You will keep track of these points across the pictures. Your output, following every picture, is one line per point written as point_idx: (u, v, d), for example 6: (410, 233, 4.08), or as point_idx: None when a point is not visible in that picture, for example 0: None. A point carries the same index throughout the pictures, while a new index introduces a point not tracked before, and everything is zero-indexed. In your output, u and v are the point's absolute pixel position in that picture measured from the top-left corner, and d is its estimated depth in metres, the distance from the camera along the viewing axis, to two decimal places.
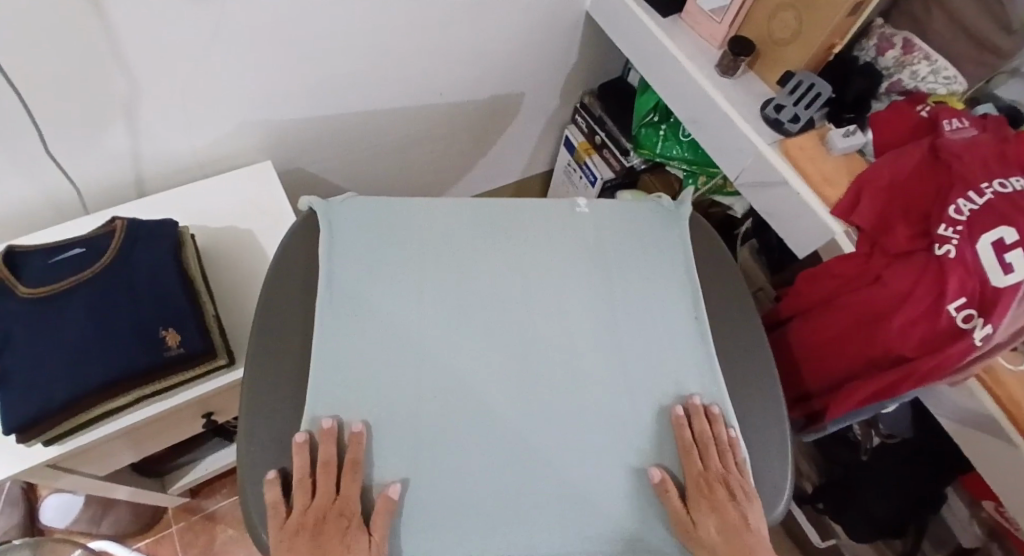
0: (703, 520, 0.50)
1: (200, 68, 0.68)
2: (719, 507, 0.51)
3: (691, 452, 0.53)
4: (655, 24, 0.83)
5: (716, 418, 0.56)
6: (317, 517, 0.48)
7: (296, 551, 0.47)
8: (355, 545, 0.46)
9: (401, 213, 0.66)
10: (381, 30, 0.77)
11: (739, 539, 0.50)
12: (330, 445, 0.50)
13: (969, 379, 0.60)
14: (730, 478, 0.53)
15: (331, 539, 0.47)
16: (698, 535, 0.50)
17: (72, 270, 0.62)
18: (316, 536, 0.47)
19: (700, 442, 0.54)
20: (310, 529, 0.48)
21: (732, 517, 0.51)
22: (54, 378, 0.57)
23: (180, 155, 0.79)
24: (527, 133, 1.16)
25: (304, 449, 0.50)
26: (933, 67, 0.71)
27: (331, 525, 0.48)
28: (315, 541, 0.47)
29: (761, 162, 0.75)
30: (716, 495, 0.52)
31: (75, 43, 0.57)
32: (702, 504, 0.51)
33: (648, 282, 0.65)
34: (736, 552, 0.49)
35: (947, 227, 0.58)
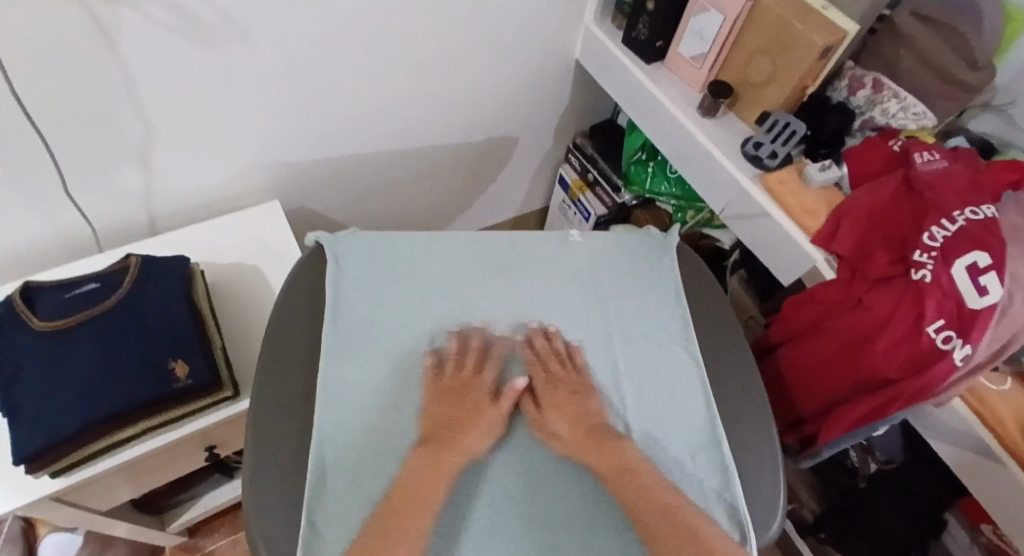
0: (553, 417, 0.58)
1: (211, 109, 0.72)
2: (561, 405, 0.59)
3: (537, 361, 0.61)
4: (640, 69, 0.89)
5: (553, 334, 0.64)
6: (469, 386, 0.59)
7: (477, 413, 0.57)
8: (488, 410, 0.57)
9: (402, 247, 0.69)
10: (383, 75, 0.82)
11: (583, 427, 0.57)
12: (472, 340, 0.62)
13: (954, 399, 0.62)
14: (574, 384, 0.60)
15: (466, 406, 0.57)
16: (546, 429, 0.57)
17: (86, 304, 0.64)
18: (450, 406, 0.58)
19: (540, 355, 0.62)
20: (453, 397, 0.58)
21: (578, 413, 0.58)
22: (65, 408, 0.59)
23: (189, 194, 0.83)
24: (523, 172, 1.21)
25: (459, 340, 0.62)
26: (903, 104, 0.77)
27: (470, 397, 0.58)
28: (455, 403, 0.58)
29: (744, 195, 0.79)
30: (559, 396, 0.59)
31: (93, 82, 0.61)
32: (551, 403, 0.59)
33: (640, 310, 0.68)
34: (581, 438, 0.56)
35: (922, 253, 0.61)
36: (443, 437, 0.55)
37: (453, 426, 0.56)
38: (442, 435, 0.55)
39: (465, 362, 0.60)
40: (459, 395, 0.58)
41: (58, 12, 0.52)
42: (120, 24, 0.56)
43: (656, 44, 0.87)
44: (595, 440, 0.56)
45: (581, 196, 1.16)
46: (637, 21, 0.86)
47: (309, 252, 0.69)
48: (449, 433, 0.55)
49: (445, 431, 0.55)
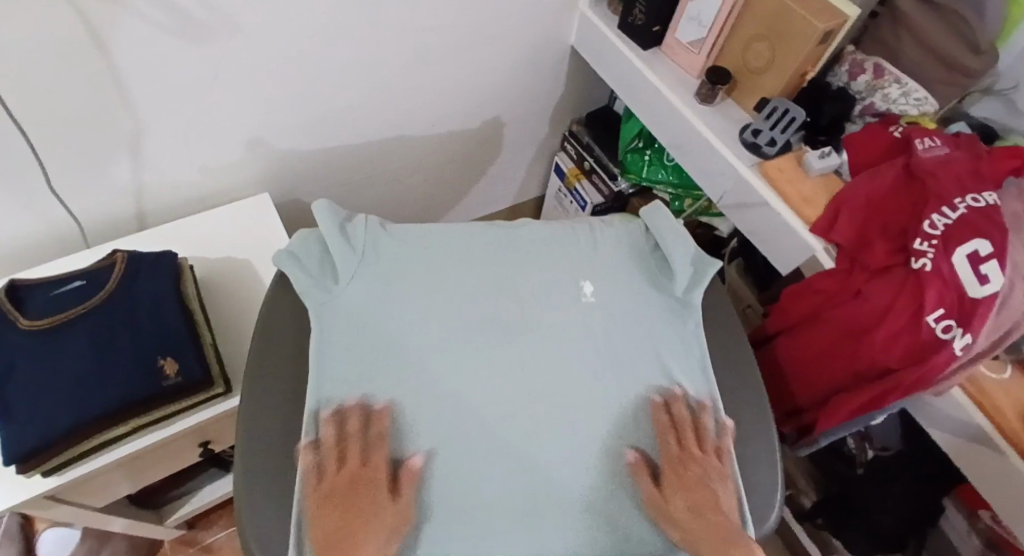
0: (675, 499, 0.51)
1: (202, 104, 0.71)
2: (692, 487, 0.53)
3: (669, 433, 0.55)
4: (636, 55, 0.87)
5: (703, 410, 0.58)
6: (347, 481, 0.49)
7: (328, 513, 0.48)
8: (383, 507, 0.48)
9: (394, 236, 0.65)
10: (377, 65, 0.81)
11: (712, 516, 0.51)
12: (355, 420, 0.52)
13: (953, 388, 0.61)
14: (706, 465, 0.55)
15: (360, 505, 0.48)
16: (671, 511, 0.51)
17: (73, 303, 0.63)
18: (338, 504, 0.48)
19: (678, 426, 0.56)
20: (337, 499, 0.48)
21: (710, 497, 0.52)
22: (55, 408, 0.58)
23: (179, 188, 0.82)
24: (518, 161, 1.19)
25: (329, 424, 0.53)
26: (904, 89, 0.75)
27: (361, 493, 0.48)
28: (342, 507, 0.48)
29: (742, 184, 0.77)
30: (689, 476, 0.53)
31: (80, 79, 0.59)
32: (672, 485, 0.52)
33: (645, 307, 0.63)
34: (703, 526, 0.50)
35: (923, 241, 0.60)
36: (346, 555, 0.45)
37: (354, 532, 0.46)
38: (332, 542, 0.46)
39: (348, 450, 0.51)
40: (346, 494, 0.49)
41: (47, 12, 0.51)
42: (108, 21, 0.55)
43: (653, 29, 0.85)
44: (711, 529, 0.49)
45: (577, 185, 1.14)
46: (634, 6, 0.84)
47: (280, 267, 0.62)
48: (343, 552, 0.45)
49: (340, 548, 0.45)
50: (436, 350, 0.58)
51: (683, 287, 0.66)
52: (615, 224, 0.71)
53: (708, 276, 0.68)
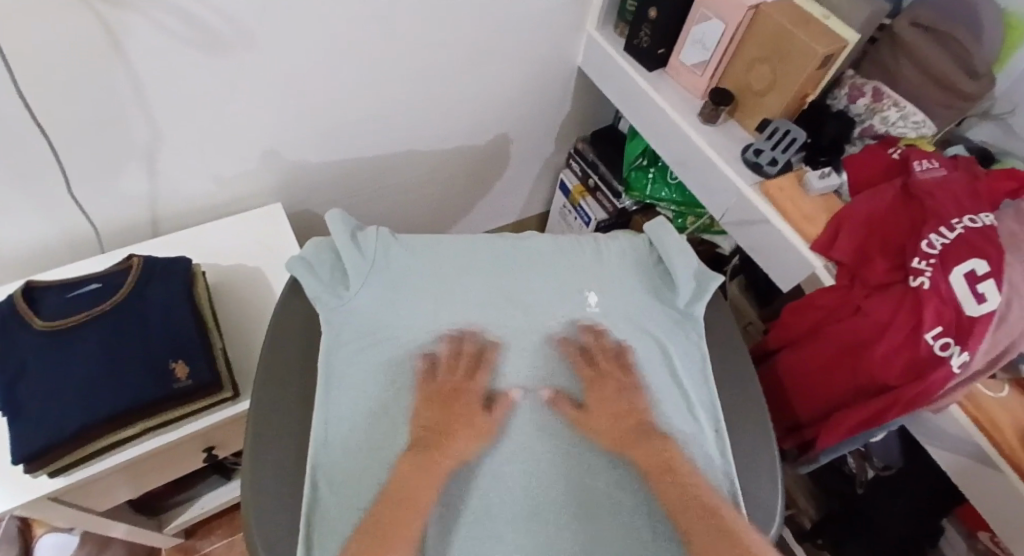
0: (596, 413, 0.57)
1: (220, 114, 0.73)
2: (610, 400, 0.58)
3: (580, 356, 0.60)
4: (641, 76, 0.90)
5: (604, 332, 0.63)
6: (454, 392, 0.57)
7: (429, 413, 0.55)
8: (479, 416, 0.56)
9: (400, 245, 0.66)
10: (390, 81, 0.83)
11: (623, 423, 0.57)
12: (472, 344, 0.60)
13: (952, 405, 0.62)
14: (621, 382, 0.60)
15: (461, 412, 0.55)
16: (593, 424, 0.56)
17: (89, 304, 0.64)
18: (438, 413, 0.55)
19: (590, 351, 0.61)
20: (438, 403, 0.56)
21: (622, 409, 0.58)
22: (66, 406, 0.59)
23: (193, 197, 0.84)
24: (524, 177, 1.21)
25: (451, 343, 0.60)
26: (903, 113, 0.77)
27: (462, 402, 0.56)
28: (439, 410, 0.56)
29: (744, 202, 0.79)
30: (606, 390, 0.59)
31: (104, 86, 0.62)
32: (595, 399, 0.58)
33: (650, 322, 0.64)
34: (629, 436, 0.56)
35: (921, 260, 0.61)
36: (444, 445, 0.53)
37: (442, 436, 0.54)
38: (430, 437, 0.54)
39: (458, 369, 0.58)
40: (449, 403, 0.56)
41: (73, 20, 0.54)
42: (130, 31, 0.57)
43: (658, 51, 0.88)
44: (635, 436, 0.56)
45: (581, 201, 1.16)
46: (639, 28, 0.87)
47: (294, 275, 0.62)
48: (433, 441, 0.53)
49: (430, 438, 0.53)
50: (445, 360, 0.59)
51: (686, 303, 0.66)
52: (621, 240, 0.71)
53: (710, 292, 0.67)
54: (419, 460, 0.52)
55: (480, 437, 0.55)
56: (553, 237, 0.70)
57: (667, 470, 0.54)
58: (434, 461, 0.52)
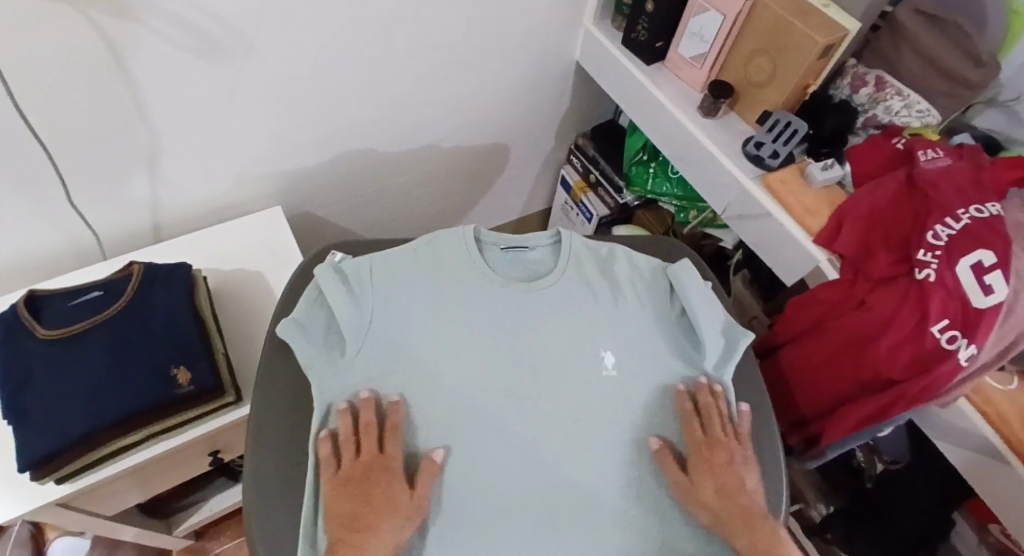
0: (702, 481, 0.56)
1: (217, 120, 0.73)
2: (715, 468, 0.56)
3: (691, 419, 0.59)
4: (640, 70, 0.89)
5: (720, 394, 0.61)
6: (365, 469, 0.54)
7: (346, 496, 0.52)
8: (398, 501, 0.52)
9: (399, 297, 0.62)
10: (387, 82, 0.83)
11: (736, 500, 0.55)
12: (370, 411, 0.56)
13: (959, 399, 0.61)
14: (731, 447, 0.58)
15: (376, 496, 0.52)
16: (694, 493, 0.56)
17: (91, 312, 0.65)
18: (349, 497, 0.52)
19: (702, 411, 0.59)
20: (355, 484, 0.53)
21: (730, 480, 0.56)
22: (71, 415, 0.59)
23: (193, 203, 0.84)
24: (524, 174, 1.20)
25: (347, 415, 0.56)
26: (906, 102, 0.76)
27: (376, 481, 0.53)
28: (363, 494, 0.52)
29: (745, 196, 0.78)
30: (714, 459, 0.57)
31: (102, 97, 0.62)
32: (701, 468, 0.56)
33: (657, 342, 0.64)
34: (733, 511, 0.54)
35: (926, 252, 0.60)
36: (357, 534, 0.50)
37: (366, 523, 0.51)
38: (354, 525, 0.50)
39: (360, 442, 0.55)
40: (361, 484, 0.53)
41: (70, 33, 0.54)
42: (127, 41, 0.57)
43: (656, 44, 0.87)
44: (746, 514, 0.54)
45: (583, 197, 1.15)
46: (636, 22, 0.86)
47: (286, 339, 0.60)
48: (353, 532, 0.50)
49: (354, 527, 0.50)
50: None
51: (712, 365, 0.63)
52: (642, 278, 0.66)
53: (738, 351, 0.64)
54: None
55: (405, 524, 0.52)
56: (565, 277, 0.66)
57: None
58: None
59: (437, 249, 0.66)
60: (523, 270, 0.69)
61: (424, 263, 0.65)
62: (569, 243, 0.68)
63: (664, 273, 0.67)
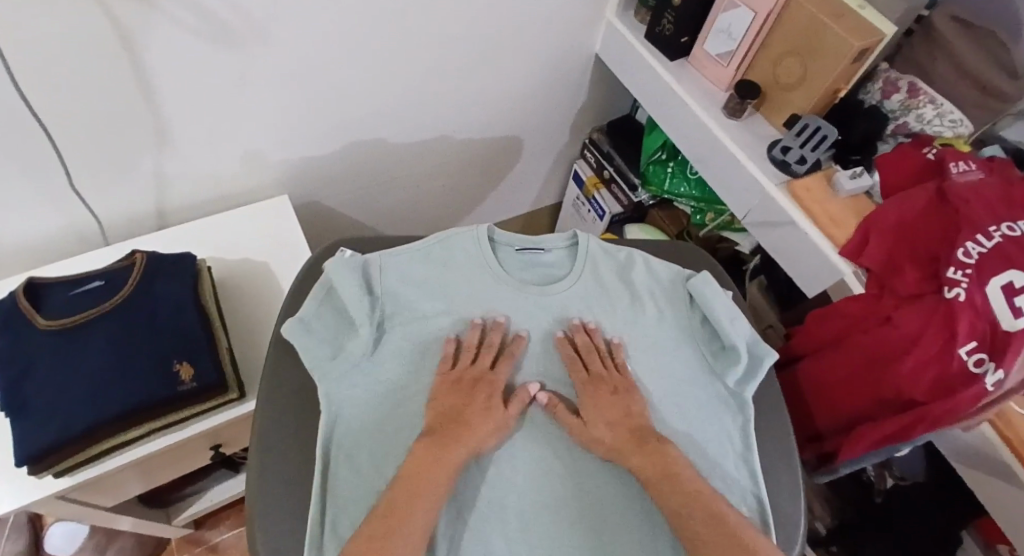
0: (595, 423, 0.56)
1: (227, 107, 0.71)
2: (603, 405, 0.57)
3: (575, 361, 0.60)
4: (663, 66, 0.86)
5: (594, 330, 0.62)
6: (471, 377, 0.58)
7: (450, 394, 0.56)
8: (494, 411, 0.56)
9: (414, 299, 0.62)
10: (403, 71, 0.80)
11: (625, 425, 0.56)
12: (476, 333, 0.60)
13: (982, 423, 0.60)
14: (615, 382, 0.59)
15: (478, 400, 0.56)
16: (591, 434, 0.55)
17: (92, 303, 0.63)
18: (458, 398, 0.56)
19: (582, 353, 0.60)
20: (465, 385, 0.57)
21: (621, 410, 0.57)
22: (70, 408, 0.58)
23: (199, 190, 0.82)
24: (537, 168, 1.18)
25: (477, 330, 0.60)
26: (939, 111, 0.73)
27: (481, 389, 0.57)
28: (460, 398, 0.56)
29: (769, 202, 0.76)
30: (601, 393, 0.58)
31: (109, 82, 0.59)
32: (592, 405, 0.57)
33: (675, 355, 0.62)
34: (627, 438, 0.54)
35: (956, 270, 0.58)
36: (458, 429, 0.53)
37: (457, 426, 0.54)
38: (451, 428, 0.53)
39: (476, 355, 0.59)
40: (469, 386, 0.57)
41: (79, 15, 0.51)
42: (135, 25, 0.55)
43: (681, 40, 0.84)
44: (636, 440, 0.54)
45: (596, 194, 1.11)
46: (662, 16, 0.83)
47: (290, 340, 0.58)
48: (450, 426, 0.54)
49: (456, 426, 0.54)
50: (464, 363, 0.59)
51: (734, 379, 0.60)
52: (660, 288, 0.65)
53: (762, 369, 0.61)
54: (439, 442, 0.52)
55: (491, 436, 0.55)
56: (580, 283, 0.65)
57: (666, 476, 0.51)
58: (450, 445, 0.52)
59: (449, 249, 0.64)
60: (538, 274, 0.67)
61: (438, 265, 0.63)
62: (586, 249, 0.65)
63: (685, 282, 0.65)
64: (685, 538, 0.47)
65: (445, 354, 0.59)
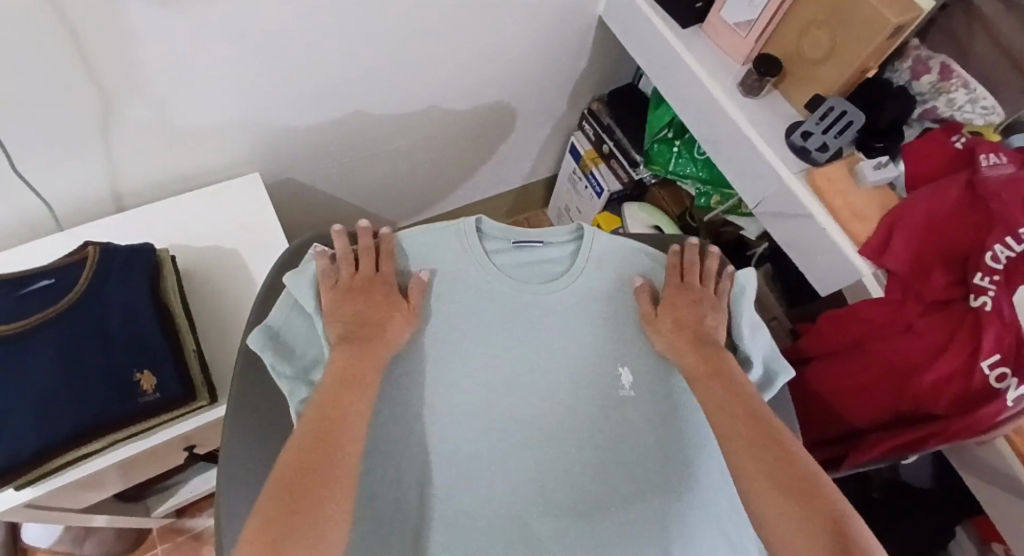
0: (666, 317, 0.57)
1: (184, 76, 0.62)
2: (677, 307, 0.58)
3: (675, 268, 0.60)
4: (674, 35, 0.78)
5: (712, 255, 0.62)
6: (363, 282, 0.55)
7: (350, 302, 0.54)
8: (397, 312, 0.55)
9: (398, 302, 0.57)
10: (385, 34, 0.71)
11: (693, 331, 0.57)
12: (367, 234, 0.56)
13: (998, 438, 0.57)
14: (702, 296, 0.59)
15: (376, 303, 0.54)
16: (660, 327, 0.57)
17: (39, 307, 0.57)
18: (355, 304, 0.54)
19: (663, 270, 0.60)
20: (357, 293, 0.54)
21: (697, 321, 0.58)
22: (20, 425, 0.53)
23: (161, 169, 0.74)
24: (532, 140, 1.10)
25: (342, 236, 0.56)
26: (972, 95, 0.67)
27: (374, 293, 0.55)
28: (359, 302, 0.54)
29: (785, 193, 0.70)
30: (682, 302, 0.58)
31: (40, 51, 0.51)
32: (668, 310, 0.58)
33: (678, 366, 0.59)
34: (689, 338, 0.56)
35: (984, 276, 0.54)
36: (366, 338, 0.53)
37: (371, 329, 0.53)
38: (362, 332, 0.53)
39: (353, 263, 0.55)
40: (359, 291, 0.55)
41: None
42: None
43: (696, 5, 0.76)
44: (697, 343, 0.56)
45: (593, 169, 1.04)
46: None
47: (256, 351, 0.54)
48: (362, 333, 0.53)
49: (359, 332, 0.53)
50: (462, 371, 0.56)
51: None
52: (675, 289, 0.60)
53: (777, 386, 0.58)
54: (350, 349, 0.52)
55: (408, 325, 0.55)
56: (581, 282, 0.59)
57: (717, 374, 0.54)
58: (367, 350, 0.52)
59: (430, 247, 0.58)
60: (536, 271, 0.60)
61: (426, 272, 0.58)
62: (590, 245, 0.59)
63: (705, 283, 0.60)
64: (718, 426, 0.50)
65: (322, 268, 0.55)
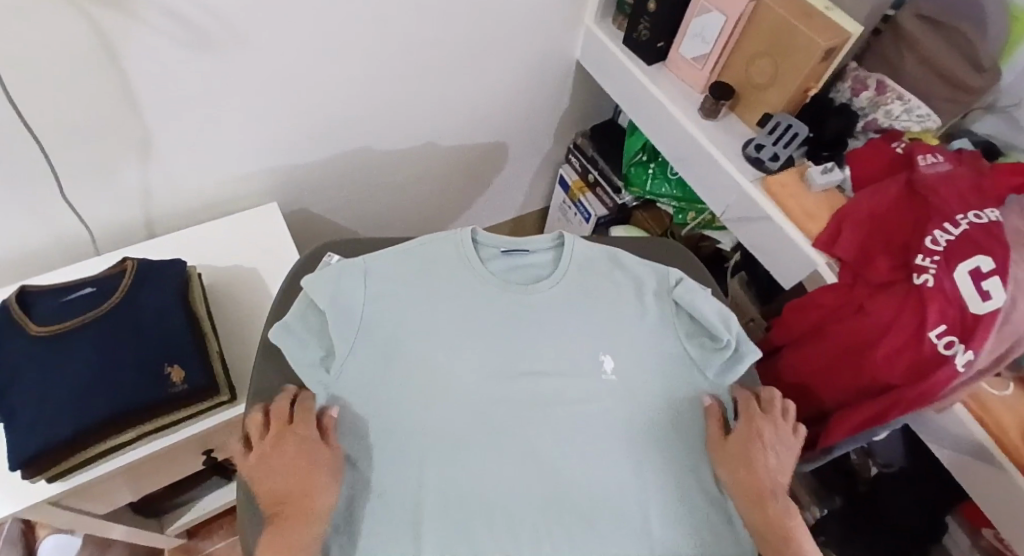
0: (732, 454, 0.58)
1: (211, 113, 0.72)
2: (749, 447, 0.58)
3: (749, 402, 0.61)
4: (639, 69, 0.89)
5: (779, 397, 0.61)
6: (278, 441, 0.55)
7: (269, 475, 0.54)
8: (317, 459, 0.55)
9: (404, 297, 0.63)
10: (385, 75, 0.82)
11: (760, 479, 0.56)
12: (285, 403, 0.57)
13: (955, 405, 0.62)
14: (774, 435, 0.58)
15: (298, 461, 0.54)
16: (724, 458, 0.59)
17: (82, 310, 0.64)
18: (278, 477, 0.54)
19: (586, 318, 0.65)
20: (276, 455, 0.54)
21: (759, 463, 0.57)
22: (59, 413, 0.58)
23: (190, 199, 0.83)
24: (523, 174, 1.20)
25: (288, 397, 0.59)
26: (907, 107, 0.76)
27: (292, 448, 0.55)
28: (285, 471, 0.54)
29: (745, 199, 0.78)
30: (749, 440, 0.58)
31: (93, 89, 0.60)
32: (733, 446, 0.59)
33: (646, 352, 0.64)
34: (753, 484, 0.56)
35: (925, 257, 0.60)
36: (299, 505, 0.53)
37: (298, 498, 0.53)
38: (287, 510, 0.53)
39: (281, 418, 0.57)
40: (280, 453, 0.54)
41: (60, 21, 0.52)
42: (118, 31, 0.56)
43: (657, 44, 0.87)
44: (762, 493, 0.56)
45: (581, 197, 1.14)
46: (637, 22, 0.86)
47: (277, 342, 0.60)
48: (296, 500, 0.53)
49: (291, 503, 0.53)
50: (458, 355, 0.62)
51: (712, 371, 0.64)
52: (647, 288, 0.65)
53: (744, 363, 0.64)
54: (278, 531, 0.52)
55: (332, 485, 0.55)
56: (563, 285, 0.66)
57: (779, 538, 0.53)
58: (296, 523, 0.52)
59: (430, 257, 0.65)
60: (522, 275, 0.68)
61: (422, 275, 0.64)
62: (571, 253, 0.66)
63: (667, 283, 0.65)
64: None
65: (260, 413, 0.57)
